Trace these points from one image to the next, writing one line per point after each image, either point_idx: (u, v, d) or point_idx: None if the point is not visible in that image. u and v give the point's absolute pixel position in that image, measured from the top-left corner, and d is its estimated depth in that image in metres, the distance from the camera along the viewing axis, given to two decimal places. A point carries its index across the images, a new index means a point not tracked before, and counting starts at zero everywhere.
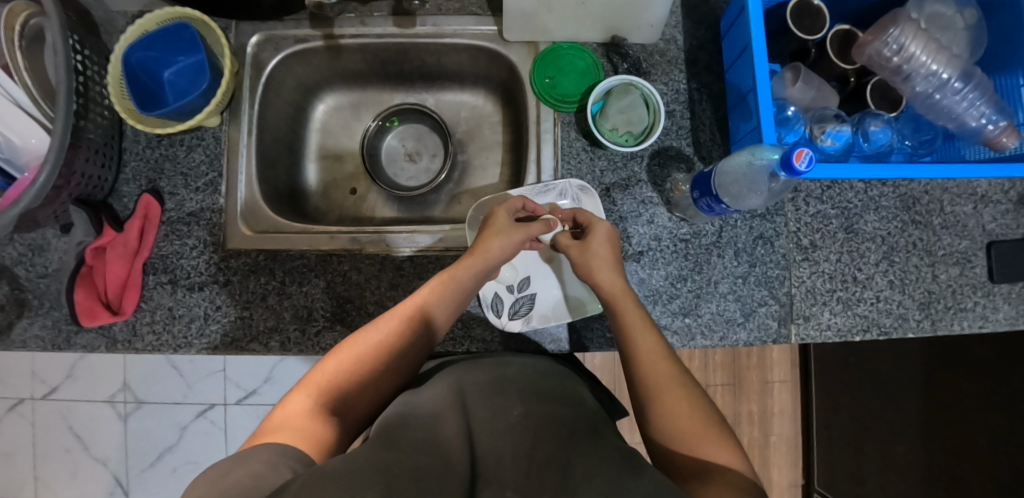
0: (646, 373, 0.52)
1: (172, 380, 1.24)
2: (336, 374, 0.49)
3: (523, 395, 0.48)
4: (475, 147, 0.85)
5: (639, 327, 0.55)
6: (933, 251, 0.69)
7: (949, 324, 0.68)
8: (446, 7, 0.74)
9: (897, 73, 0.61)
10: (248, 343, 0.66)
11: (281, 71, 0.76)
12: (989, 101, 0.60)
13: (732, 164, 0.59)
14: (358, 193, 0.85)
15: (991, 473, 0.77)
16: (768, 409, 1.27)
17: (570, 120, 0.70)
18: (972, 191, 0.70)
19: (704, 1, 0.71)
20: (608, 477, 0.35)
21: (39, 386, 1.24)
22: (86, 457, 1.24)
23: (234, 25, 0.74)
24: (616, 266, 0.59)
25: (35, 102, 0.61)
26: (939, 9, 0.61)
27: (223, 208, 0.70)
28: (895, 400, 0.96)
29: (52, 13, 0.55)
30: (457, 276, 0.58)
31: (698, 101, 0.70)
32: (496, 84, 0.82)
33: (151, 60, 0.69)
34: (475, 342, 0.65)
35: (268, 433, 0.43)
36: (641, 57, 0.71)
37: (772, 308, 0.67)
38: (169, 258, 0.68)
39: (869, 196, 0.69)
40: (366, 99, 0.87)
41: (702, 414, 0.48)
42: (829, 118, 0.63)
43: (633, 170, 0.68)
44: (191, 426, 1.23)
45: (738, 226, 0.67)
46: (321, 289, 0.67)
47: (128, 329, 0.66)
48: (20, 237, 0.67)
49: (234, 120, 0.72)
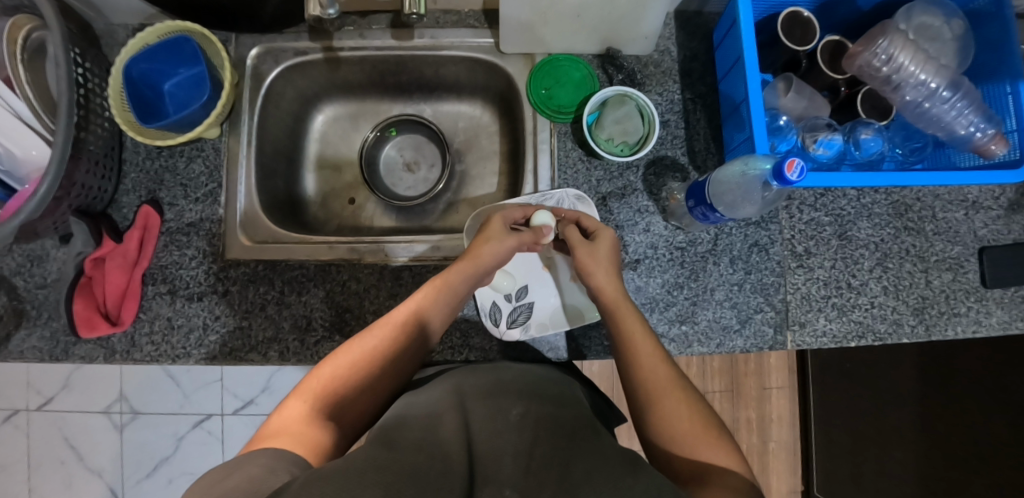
0: (644, 376, 0.52)
1: (168, 391, 1.23)
2: (333, 378, 0.50)
3: (522, 396, 0.49)
4: (472, 157, 0.86)
5: (635, 331, 0.55)
6: (925, 257, 0.70)
7: (943, 329, 0.69)
8: (444, 20, 0.75)
9: (887, 82, 0.62)
10: (248, 353, 0.66)
11: (281, 82, 0.77)
12: (977, 109, 0.61)
13: (726, 174, 0.60)
14: (356, 203, 0.86)
15: (987, 475, 0.78)
16: (767, 415, 1.27)
17: (566, 130, 0.71)
18: (963, 198, 0.71)
19: (697, 14, 0.73)
20: (608, 476, 0.36)
21: (35, 397, 1.24)
22: (81, 469, 1.23)
23: (234, 38, 0.75)
24: (615, 270, 0.60)
25: (37, 114, 0.62)
26: (927, 20, 0.62)
27: (223, 218, 0.70)
28: (893, 405, 0.96)
29: (54, 26, 0.55)
30: (449, 280, 0.58)
31: (692, 111, 0.71)
32: (493, 94, 0.83)
33: (152, 72, 0.70)
34: (474, 350, 0.65)
35: (265, 439, 0.43)
36: (636, 69, 0.72)
37: (768, 314, 0.67)
38: (168, 268, 0.68)
39: (862, 204, 0.70)
40: (364, 110, 0.87)
41: (701, 418, 0.49)
42: (821, 127, 0.64)
43: (629, 179, 0.69)
44: (188, 436, 1.22)
45: (734, 234, 0.68)
46: (320, 299, 0.67)
47: (127, 340, 0.67)
48: (19, 248, 0.68)
49: (234, 132, 0.73)
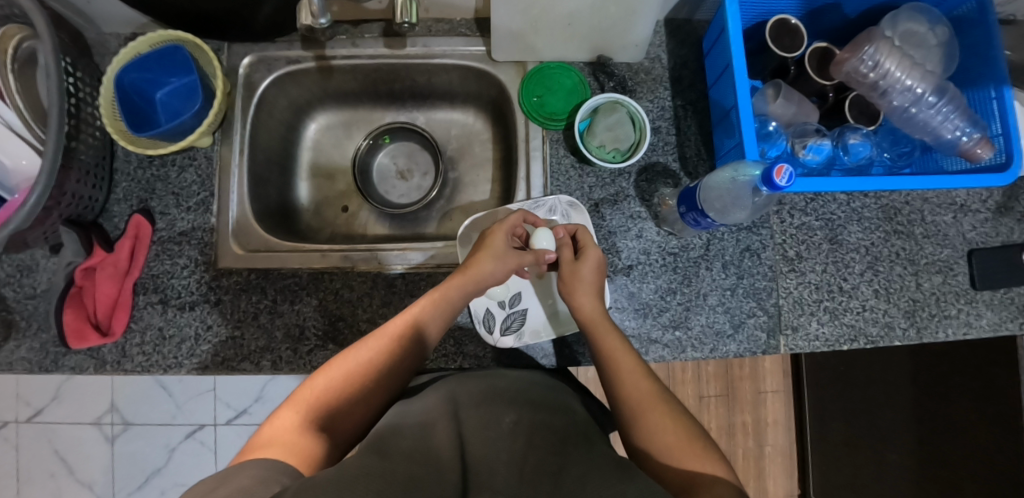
0: (626, 391, 0.53)
1: (162, 401, 1.22)
2: (327, 390, 0.49)
3: (516, 404, 0.48)
4: (466, 165, 0.86)
5: (616, 350, 0.56)
6: (915, 260, 0.71)
7: (935, 331, 0.70)
8: (437, 28, 0.76)
9: (874, 88, 0.62)
10: (239, 362, 0.66)
11: (274, 91, 0.77)
12: (963, 114, 0.62)
13: (717, 179, 0.60)
14: (349, 211, 0.85)
15: (981, 475, 0.78)
16: (762, 419, 1.27)
17: (558, 137, 0.72)
18: (951, 201, 0.72)
19: (686, 21, 0.74)
20: (603, 482, 0.36)
21: (25, 408, 1.22)
22: (71, 481, 1.21)
23: (227, 47, 0.75)
24: (596, 291, 0.61)
25: (28, 124, 0.62)
26: (911, 27, 0.63)
27: (214, 227, 0.70)
28: (891, 406, 0.96)
29: (45, 35, 0.55)
30: (448, 294, 0.58)
31: (684, 117, 0.71)
32: (486, 102, 0.83)
33: (144, 81, 0.70)
34: (468, 358, 0.65)
35: (257, 448, 0.43)
36: (627, 76, 0.73)
37: (761, 319, 0.68)
38: (160, 278, 0.68)
39: (852, 208, 0.71)
40: (357, 117, 0.87)
41: (684, 429, 0.49)
42: (810, 133, 0.64)
43: (621, 186, 0.70)
44: (180, 447, 1.21)
45: (726, 239, 0.69)
46: (313, 307, 0.67)
47: (117, 350, 0.66)
48: (8, 258, 0.67)
49: (226, 140, 0.73)
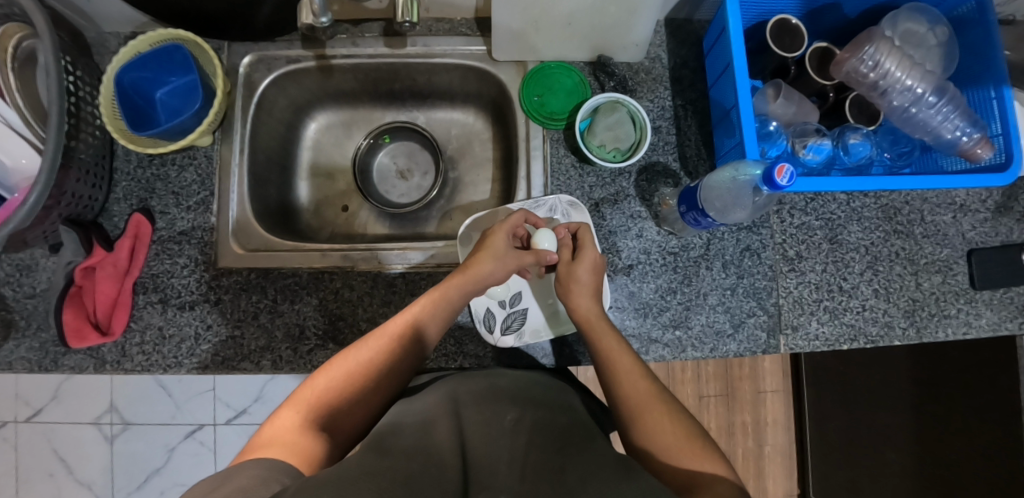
0: (625, 392, 0.53)
1: (161, 401, 1.22)
2: (327, 390, 0.49)
3: (516, 403, 0.48)
4: (466, 164, 0.86)
5: (614, 351, 0.56)
6: (915, 260, 0.71)
7: (934, 331, 0.70)
8: (437, 28, 0.76)
9: (874, 88, 0.62)
10: (239, 362, 0.66)
11: (274, 91, 0.77)
12: (963, 114, 0.62)
13: (718, 178, 0.60)
14: (349, 210, 0.85)
15: (981, 475, 0.78)
16: (762, 419, 1.27)
17: (558, 137, 0.72)
18: (951, 201, 0.72)
19: (686, 21, 0.74)
20: (604, 481, 0.36)
21: (24, 408, 1.22)
22: (70, 481, 1.21)
23: (227, 46, 0.75)
24: (596, 291, 0.61)
25: (27, 123, 0.62)
26: (911, 26, 0.63)
27: (214, 226, 0.70)
28: (890, 405, 0.96)
29: (45, 34, 0.55)
30: (448, 293, 0.58)
31: (684, 117, 0.71)
32: (486, 101, 0.83)
33: (144, 80, 0.70)
34: (468, 357, 0.65)
35: (258, 448, 0.43)
36: (627, 76, 0.72)
37: (761, 318, 0.68)
38: (160, 277, 0.68)
39: (851, 208, 0.71)
40: (357, 117, 0.87)
41: (683, 429, 0.49)
42: (810, 133, 0.64)
43: (621, 185, 0.70)
44: (180, 447, 1.21)
45: (726, 239, 0.69)
46: (314, 307, 0.67)
47: (117, 349, 0.66)
48: (8, 258, 0.67)
49: (226, 140, 0.73)
